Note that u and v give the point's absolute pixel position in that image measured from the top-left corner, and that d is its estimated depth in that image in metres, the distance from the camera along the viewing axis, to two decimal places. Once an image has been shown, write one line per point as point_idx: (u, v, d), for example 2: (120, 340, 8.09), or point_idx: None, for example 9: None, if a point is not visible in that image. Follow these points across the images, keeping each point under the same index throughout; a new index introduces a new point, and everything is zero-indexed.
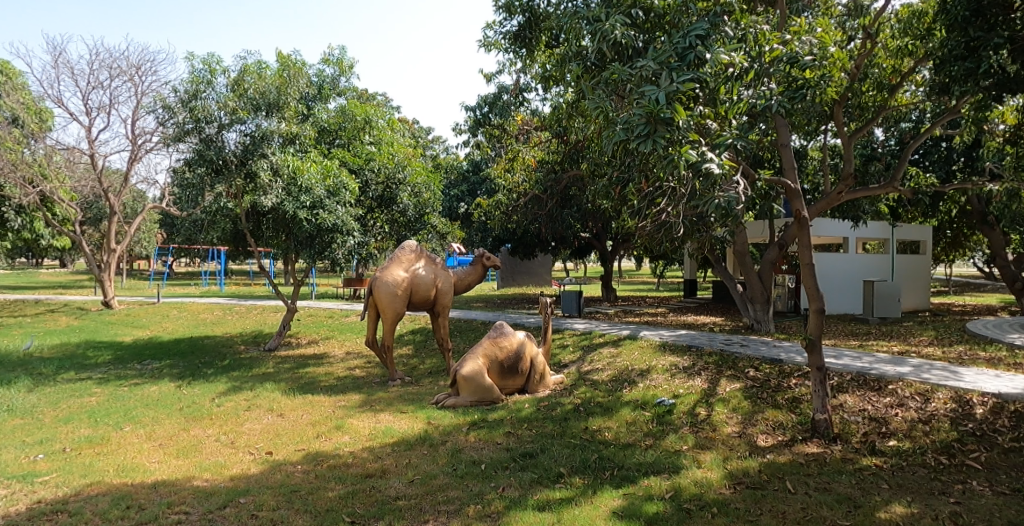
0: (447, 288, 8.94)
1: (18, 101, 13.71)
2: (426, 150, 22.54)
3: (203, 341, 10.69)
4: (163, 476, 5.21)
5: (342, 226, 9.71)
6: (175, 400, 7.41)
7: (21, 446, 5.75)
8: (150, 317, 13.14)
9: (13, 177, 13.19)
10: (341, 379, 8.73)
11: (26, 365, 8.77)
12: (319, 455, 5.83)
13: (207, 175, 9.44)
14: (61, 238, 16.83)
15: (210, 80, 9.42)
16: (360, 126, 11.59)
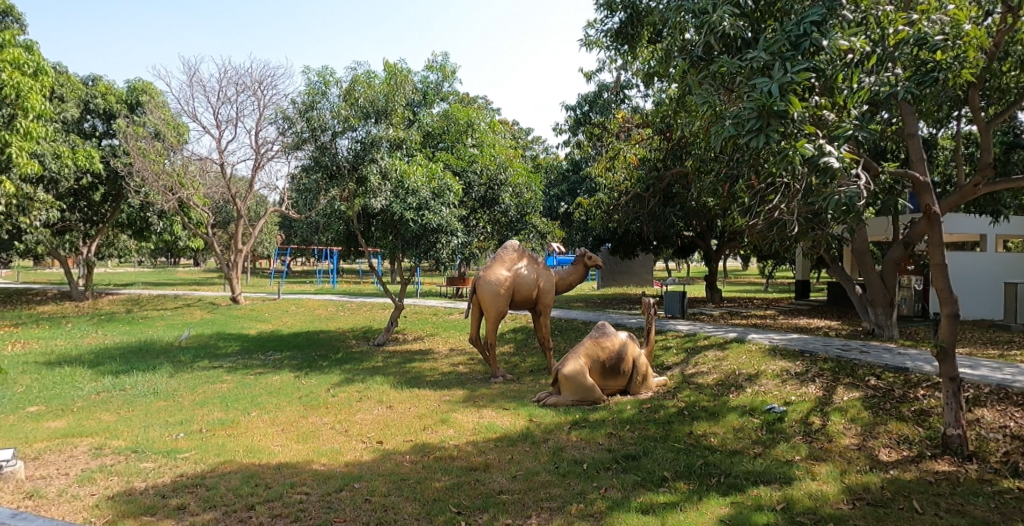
0: (549, 287, 8.95)
1: (160, 118, 15.25)
2: (526, 150, 22.81)
3: (319, 335, 11.31)
4: (286, 459, 5.55)
5: (446, 227, 9.89)
6: (295, 390, 7.88)
7: (165, 424, 6.31)
8: (272, 312, 14.09)
9: (156, 186, 14.61)
10: (446, 374, 8.97)
11: (167, 353, 9.63)
12: (426, 447, 6.01)
13: (322, 180, 10.16)
14: (196, 240, 18.37)
15: (324, 91, 9.95)
16: (462, 130, 11.77)
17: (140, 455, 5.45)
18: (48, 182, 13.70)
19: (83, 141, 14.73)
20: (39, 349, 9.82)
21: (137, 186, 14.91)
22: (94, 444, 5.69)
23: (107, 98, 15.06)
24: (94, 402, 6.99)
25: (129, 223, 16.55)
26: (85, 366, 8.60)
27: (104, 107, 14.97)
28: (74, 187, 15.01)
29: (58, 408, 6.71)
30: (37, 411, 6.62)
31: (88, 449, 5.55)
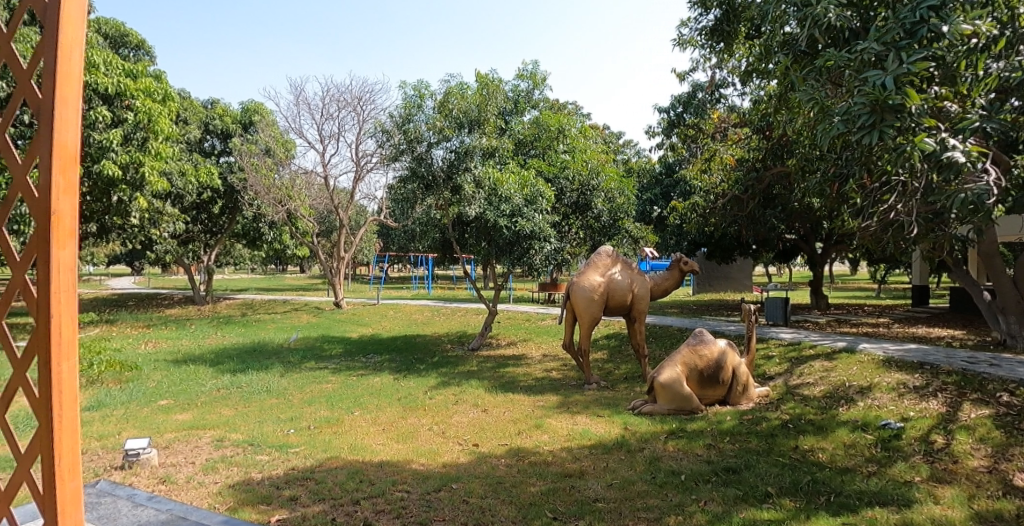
0: (643, 293, 8.78)
1: (270, 135, 16.37)
2: (617, 154, 22.55)
3: (416, 339, 11.65)
4: (387, 457, 5.73)
5: (540, 233, 9.93)
6: (395, 391, 8.13)
7: (277, 420, 6.68)
8: (373, 316, 14.67)
9: (267, 199, 15.62)
10: (539, 380, 8.97)
11: (278, 353, 10.23)
12: (521, 451, 6.02)
13: (419, 190, 10.40)
14: (302, 248, 19.44)
15: (420, 104, 10.28)
16: (553, 136, 11.53)
17: (255, 448, 5.79)
18: (175, 197, 14.95)
19: (204, 159, 15.98)
20: (167, 348, 10.70)
21: (252, 199, 16.03)
22: (216, 436, 6.11)
23: (223, 119, 16.23)
24: (215, 397, 7.52)
25: (243, 233, 17.76)
26: (207, 364, 9.28)
27: (221, 127, 16.15)
28: (197, 201, 16.31)
29: (184, 402, 7.26)
30: (166, 404, 7.20)
31: (211, 440, 5.97)
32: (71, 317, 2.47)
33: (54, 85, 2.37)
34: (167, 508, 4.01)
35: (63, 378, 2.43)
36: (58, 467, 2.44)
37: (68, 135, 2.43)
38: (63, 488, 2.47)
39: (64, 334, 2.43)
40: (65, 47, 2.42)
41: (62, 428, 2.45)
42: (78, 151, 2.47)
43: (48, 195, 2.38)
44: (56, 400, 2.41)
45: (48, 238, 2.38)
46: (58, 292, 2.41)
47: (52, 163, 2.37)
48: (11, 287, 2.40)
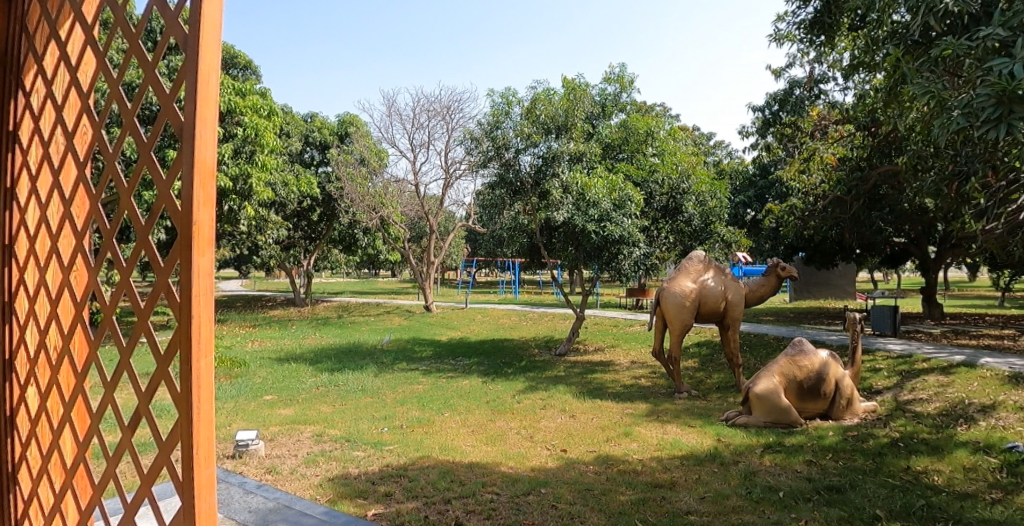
0: (737, 299, 8.45)
1: (365, 146, 17.17)
2: (708, 156, 21.92)
3: (504, 343, 11.74)
4: (476, 458, 5.78)
5: (628, 238, 9.76)
6: (484, 394, 8.21)
7: (371, 418, 6.91)
8: (461, 320, 14.94)
9: (361, 206, 16.17)
10: (627, 387, 8.80)
11: (372, 354, 10.59)
12: (610, 459, 5.91)
13: (507, 195, 10.50)
14: (394, 252, 20.07)
15: (508, 111, 10.43)
16: (642, 139, 11.12)
17: (352, 444, 6.01)
18: (279, 206, 15.80)
19: (305, 169, 16.89)
20: (271, 347, 11.33)
21: (348, 207, 16.78)
22: (316, 431, 6.38)
23: (322, 131, 17.14)
24: (314, 394, 7.86)
25: (340, 239, 18.53)
26: (307, 363, 9.73)
27: (319, 139, 17.06)
28: (298, 209, 17.16)
29: (287, 398, 7.64)
30: (271, 399, 7.60)
31: (311, 435, 6.24)
32: (209, 318, 2.03)
33: (192, 103, 1.94)
34: (273, 496, 4.22)
35: (199, 376, 2.01)
36: (194, 454, 2.00)
37: (206, 146, 1.99)
38: (198, 474, 2.02)
39: (203, 336, 2.02)
40: (204, 63, 1.97)
41: (197, 427, 2.02)
42: (218, 160, 2.02)
43: (185, 205, 1.96)
44: (194, 399, 2.00)
45: (186, 244, 1.96)
46: (197, 297, 1.99)
47: (189, 177, 1.94)
48: (156, 291, 2.10)
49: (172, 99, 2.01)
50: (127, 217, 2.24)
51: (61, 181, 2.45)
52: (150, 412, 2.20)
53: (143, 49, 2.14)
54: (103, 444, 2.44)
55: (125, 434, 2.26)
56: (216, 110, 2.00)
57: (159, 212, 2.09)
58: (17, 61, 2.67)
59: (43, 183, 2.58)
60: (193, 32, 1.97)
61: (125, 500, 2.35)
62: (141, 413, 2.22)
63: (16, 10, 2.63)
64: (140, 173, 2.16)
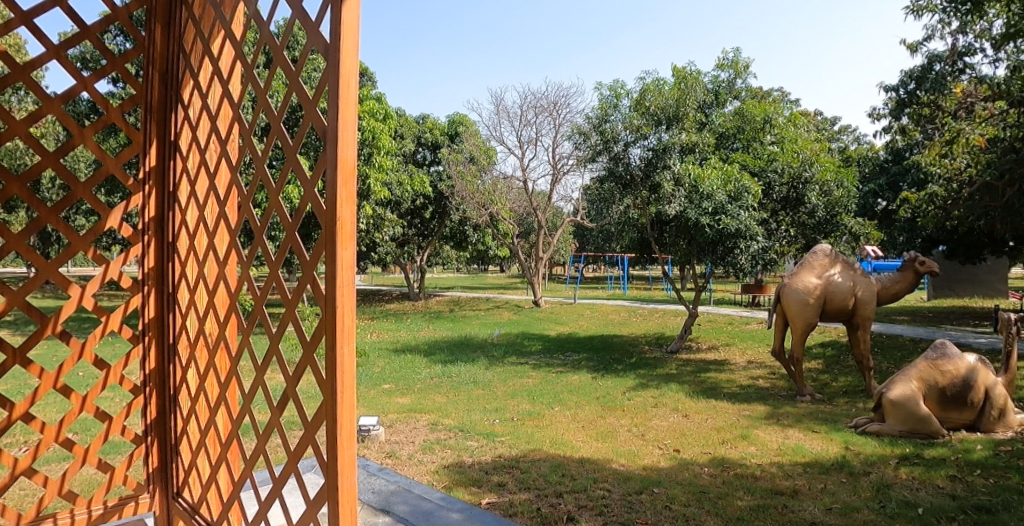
0: (868, 297, 7.80)
1: (475, 145, 17.54)
2: (833, 143, 20.49)
3: (613, 339, 11.58)
4: (588, 454, 5.73)
5: (746, 231, 9.20)
6: (594, 390, 8.13)
7: (483, 410, 7.03)
8: (569, 315, 14.92)
9: (471, 203, 16.54)
10: (744, 388, 8.39)
11: (484, 347, 10.80)
12: (726, 462, 5.66)
13: (616, 189, 10.30)
14: (503, 248, 20.37)
15: (616, 103, 10.13)
16: (759, 127, 10.27)
17: (465, 434, 6.14)
18: (394, 204, 16.46)
19: (418, 169, 17.52)
20: (389, 339, 11.84)
21: (459, 204, 17.20)
22: (431, 420, 6.59)
23: (433, 132, 17.84)
24: (429, 385, 8.12)
25: (451, 235, 19.06)
26: (422, 354, 10.08)
27: (432, 140, 17.79)
28: (412, 207, 17.82)
29: (404, 388, 7.95)
30: (389, 388, 7.94)
31: (427, 423, 6.45)
32: (351, 309, 2.10)
33: (335, 108, 2.02)
34: (394, 479, 4.39)
35: (343, 362, 2.08)
36: (337, 435, 2.08)
37: (348, 146, 2.05)
38: (341, 454, 2.10)
39: (345, 325, 2.08)
40: (344, 69, 2.02)
41: (341, 408, 2.10)
42: (358, 160, 2.07)
43: (330, 204, 2.04)
44: (339, 384, 2.08)
45: (331, 239, 2.04)
46: (341, 289, 2.07)
47: (333, 178, 2.02)
48: (302, 283, 2.21)
49: (315, 106, 2.11)
50: (276, 213, 2.33)
51: (217, 184, 2.65)
52: (297, 395, 2.32)
53: (287, 61, 2.23)
54: (253, 422, 2.62)
55: (274, 414, 2.39)
56: (356, 113, 2.06)
57: (305, 211, 2.19)
58: (178, 78, 2.91)
59: (202, 185, 2.80)
60: (334, 40, 2.03)
61: (273, 473, 2.51)
62: (287, 395, 2.34)
63: (175, 32, 2.89)
64: (288, 172, 2.25)
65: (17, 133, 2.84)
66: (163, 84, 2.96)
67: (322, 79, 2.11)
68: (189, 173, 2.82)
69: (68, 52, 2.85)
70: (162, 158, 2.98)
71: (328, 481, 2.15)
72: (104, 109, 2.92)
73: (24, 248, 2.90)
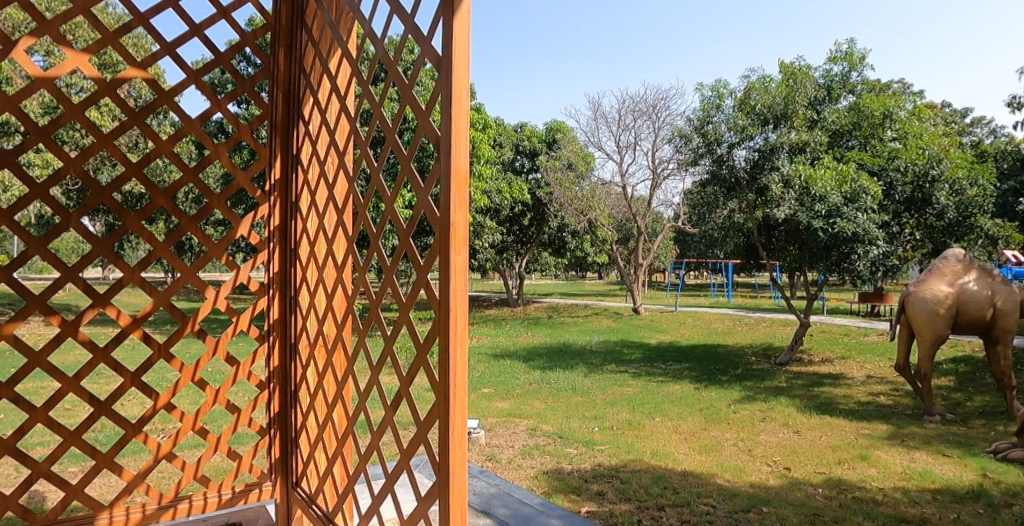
0: (1010, 308, 7.02)
1: (572, 151, 17.49)
2: (965, 137, 18.74)
3: (717, 348, 11.16)
4: (691, 467, 5.54)
5: (864, 235, 8.39)
6: (697, 401, 7.87)
7: (582, 417, 6.98)
8: (671, 323, 14.53)
9: (569, 210, 16.47)
10: (863, 404, 7.82)
11: (582, 354, 10.73)
12: (843, 483, 5.29)
13: (720, 193, 9.81)
14: (602, 255, 20.20)
15: (719, 104, 9.63)
16: (877, 123, 9.54)
17: (564, 441, 6.12)
18: (494, 212, 16.74)
19: (516, 176, 17.74)
20: (489, 344, 12.03)
21: (557, 210, 17.20)
22: (530, 425, 6.62)
23: (531, 140, 18.06)
24: (529, 390, 8.17)
25: (549, 242, 19.12)
26: (521, 360, 10.17)
27: (530, 147, 18.00)
28: (511, 215, 18.05)
29: (503, 392, 8.04)
30: (489, 392, 8.06)
31: (526, 429, 6.49)
32: (463, 311, 2.15)
33: (448, 117, 2.08)
34: (494, 482, 4.44)
35: (454, 365, 2.14)
36: (450, 434, 2.14)
37: (460, 155, 2.11)
38: (452, 453, 2.14)
39: (458, 328, 2.14)
40: (456, 80, 2.09)
41: (452, 408, 2.15)
42: (470, 167, 2.12)
43: (444, 210, 2.10)
44: (451, 385, 2.14)
45: (445, 244, 2.11)
46: (455, 293, 2.12)
47: (447, 186, 2.09)
48: (416, 287, 2.29)
49: (429, 116, 2.18)
50: (391, 220, 2.43)
51: (336, 193, 2.80)
52: (410, 394, 2.40)
53: (401, 75, 2.33)
54: (368, 420, 2.73)
55: (387, 412, 2.48)
56: (468, 123, 2.12)
57: (418, 217, 2.27)
58: (299, 95, 3.10)
59: (321, 196, 2.97)
60: (447, 53, 2.09)
61: (386, 468, 2.62)
62: (401, 395, 2.43)
63: (297, 53, 3.09)
64: (402, 181, 2.35)
65: (163, 151, 3.14)
66: (286, 103, 3.18)
67: (435, 91, 2.18)
68: (310, 184, 3.00)
69: (205, 77, 3.12)
70: (286, 171, 3.20)
71: (439, 479, 2.20)
72: (236, 127, 3.17)
73: (167, 254, 3.19)
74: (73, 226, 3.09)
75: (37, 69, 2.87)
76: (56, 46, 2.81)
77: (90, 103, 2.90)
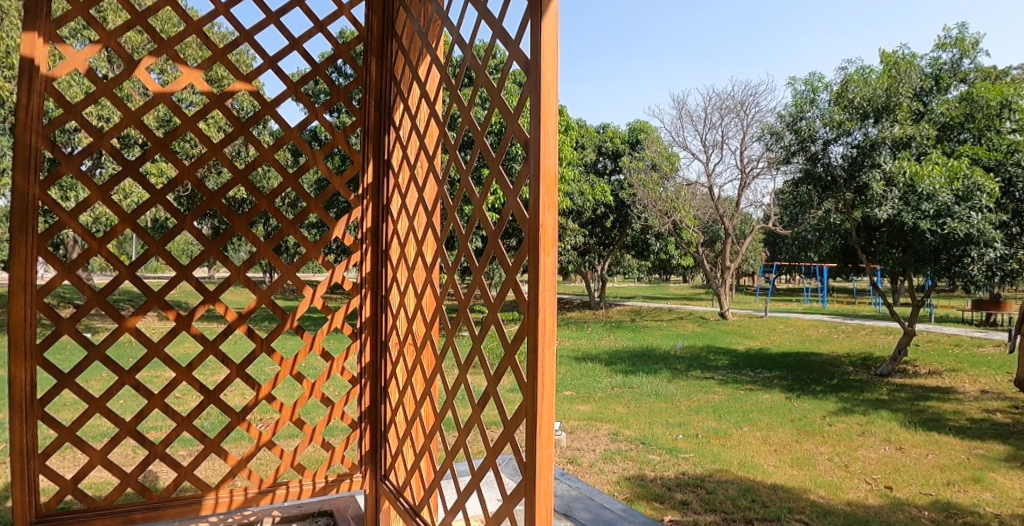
0: None
1: (656, 151, 17.15)
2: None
3: (811, 357, 10.62)
4: (781, 481, 5.30)
5: (979, 237, 7.63)
6: (789, 411, 7.52)
7: (666, 424, 6.82)
8: (760, 329, 13.97)
9: (653, 211, 16.12)
10: (977, 422, 7.22)
11: (666, 359, 10.49)
12: (952, 507, 4.90)
13: (814, 192, 9.31)
14: (687, 257, 19.68)
15: (813, 98, 9.13)
16: (993, 114, 8.25)
17: (647, 447, 6.01)
18: (576, 214, 16.68)
19: (598, 178, 17.62)
20: (570, 346, 11.98)
21: (640, 212, 16.90)
22: (612, 429, 6.54)
23: (614, 141, 17.89)
24: (611, 394, 8.07)
25: (632, 244, 18.85)
26: (603, 363, 10.06)
27: (612, 149, 17.83)
28: (593, 217, 17.92)
29: (585, 396, 7.99)
30: (571, 395, 8.03)
31: (608, 433, 6.42)
32: (552, 313, 2.16)
33: (537, 119, 2.10)
34: (576, 485, 4.41)
35: (542, 366, 2.15)
36: (537, 434, 2.15)
37: (549, 156, 2.12)
38: (540, 454, 2.16)
39: (547, 328, 2.15)
40: (545, 82, 2.09)
41: (540, 410, 2.16)
42: (559, 169, 2.13)
43: (533, 211, 2.12)
44: (539, 386, 2.15)
45: (534, 245, 2.12)
46: (543, 294, 2.13)
47: (536, 187, 2.10)
48: (504, 288, 2.32)
49: (518, 119, 2.20)
50: (480, 223, 2.47)
51: (425, 197, 2.88)
52: (497, 394, 2.43)
53: (489, 79, 2.36)
54: (455, 417, 2.79)
55: (475, 410, 2.52)
56: (557, 124, 2.12)
57: (507, 219, 2.30)
58: (390, 102, 3.21)
59: (411, 199, 3.07)
60: (536, 56, 2.11)
61: (471, 465, 2.66)
62: (488, 394, 2.46)
63: (387, 61, 3.20)
64: (491, 183, 2.38)
65: (266, 159, 3.32)
66: (378, 110, 3.30)
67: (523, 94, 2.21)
68: (401, 187, 3.10)
69: (304, 88, 3.28)
70: (377, 175, 3.32)
71: (526, 479, 2.22)
72: (331, 135, 3.31)
73: (270, 255, 3.38)
74: (186, 229, 3.32)
75: (157, 86, 3.08)
76: (172, 63, 3.03)
77: (202, 115, 3.10)
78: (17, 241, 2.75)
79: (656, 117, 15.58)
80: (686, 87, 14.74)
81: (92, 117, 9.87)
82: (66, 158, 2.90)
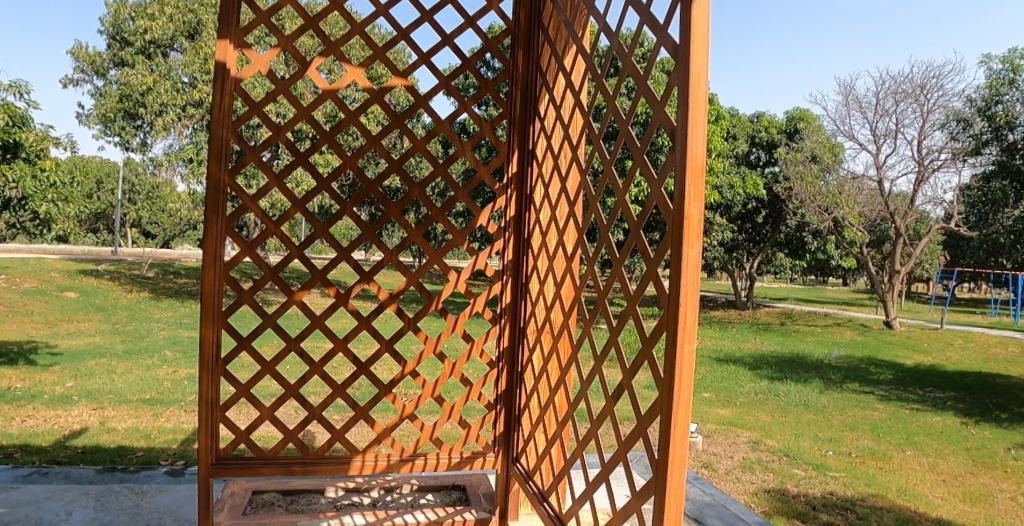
0: None
1: (817, 141, 15.89)
2: None
3: (996, 379, 9.34)
4: (950, 516, 4.73)
5: None
6: (963, 438, 6.68)
7: (815, 438, 6.34)
8: (934, 343, 12.51)
9: (811, 207, 14.94)
10: None
11: (819, 368, 9.74)
12: None
13: (1011, 188, 7.93)
14: (849, 258, 18.08)
15: (1012, 79, 7.96)
16: None
17: (791, 460, 5.63)
18: (724, 208, 15.95)
19: (750, 170, 16.76)
20: (712, 347, 11.50)
21: (796, 208, 15.76)
22: (752, 438, 6.20)
23: (770, 130, 16.86)
24: (753, 400, 7.64)
25: (786, 242, 17.63)
26: (747, 367, 9.55)
27: (767, 139, 16.82)
28: (743, 211, 17.03)
29: (725, 399, 7.64)
30: (710, 397, 7.72)
31: (748, 441, 6.10)
32: (693, 309, 2.08)
33: (685, 107, 2.02)
34: (709, 491, 4.24)
35: (681, 361, 2.08)
36: (671, 432, 2.09)
37: (697, 144, 2.03)
38: (672, 453, 2.10)
39: (687, 324, 2.08)
40: (695, 67, 2.02)
41: (675, 407, 2.10)
42: (708, 158, 2.03)
43: (678, 202, 2.05)
44: (676, 383, 2.08)
45: (677, 237, 2.06)
46: (684, 288, 2.06)
47: (682, 176, 2.03)
48: (645, 280, 2.27)
49: (664, 106, 2.15)
50: (622, 213, 2.43)
51: (568, 186, 2.89)
52: (632, 387, 2.39)
53: (636, 66, 2.31)
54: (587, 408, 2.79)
55: (608, 402, 2.50)
56: (706, 111, 2.03)
57: (649, 211, 2.24)
58: (537, 93, 3.25)
59: (553, 189, 3.09)
60: (685, 40, 2.04)
61: (601, 457, 2.64)
62: (622, 387, 2.42)
63: (534, 53, 3.25)
64: (635, 174, 2.34)
65: (418, 149, 3.50)
66: (524, 101, 3.36)
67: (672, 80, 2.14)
68: (545, 177, 3.14)
69: (455, 81, 3.42)
70: (522, 165, 3.39)
71: (657, 476, 2.17)
72: (479, 126, 3.41)
73: (420, 241, 3.57)
74: (347, 215, 3.58)
75: (326, 83, 3.36)
76: (339, 62, 3.26)
77: (362, 110, 3.32)
78: (210, 222, 3.11)
79: (819, 104, 14.46)
80: (855, 70, 13.52)
81: (271, 113, 11.05)
82: (249, 150, 3.24)
